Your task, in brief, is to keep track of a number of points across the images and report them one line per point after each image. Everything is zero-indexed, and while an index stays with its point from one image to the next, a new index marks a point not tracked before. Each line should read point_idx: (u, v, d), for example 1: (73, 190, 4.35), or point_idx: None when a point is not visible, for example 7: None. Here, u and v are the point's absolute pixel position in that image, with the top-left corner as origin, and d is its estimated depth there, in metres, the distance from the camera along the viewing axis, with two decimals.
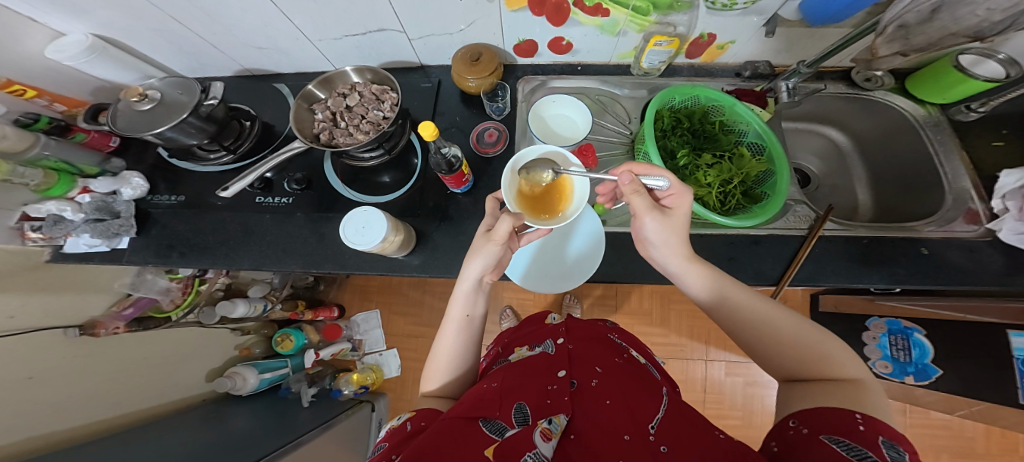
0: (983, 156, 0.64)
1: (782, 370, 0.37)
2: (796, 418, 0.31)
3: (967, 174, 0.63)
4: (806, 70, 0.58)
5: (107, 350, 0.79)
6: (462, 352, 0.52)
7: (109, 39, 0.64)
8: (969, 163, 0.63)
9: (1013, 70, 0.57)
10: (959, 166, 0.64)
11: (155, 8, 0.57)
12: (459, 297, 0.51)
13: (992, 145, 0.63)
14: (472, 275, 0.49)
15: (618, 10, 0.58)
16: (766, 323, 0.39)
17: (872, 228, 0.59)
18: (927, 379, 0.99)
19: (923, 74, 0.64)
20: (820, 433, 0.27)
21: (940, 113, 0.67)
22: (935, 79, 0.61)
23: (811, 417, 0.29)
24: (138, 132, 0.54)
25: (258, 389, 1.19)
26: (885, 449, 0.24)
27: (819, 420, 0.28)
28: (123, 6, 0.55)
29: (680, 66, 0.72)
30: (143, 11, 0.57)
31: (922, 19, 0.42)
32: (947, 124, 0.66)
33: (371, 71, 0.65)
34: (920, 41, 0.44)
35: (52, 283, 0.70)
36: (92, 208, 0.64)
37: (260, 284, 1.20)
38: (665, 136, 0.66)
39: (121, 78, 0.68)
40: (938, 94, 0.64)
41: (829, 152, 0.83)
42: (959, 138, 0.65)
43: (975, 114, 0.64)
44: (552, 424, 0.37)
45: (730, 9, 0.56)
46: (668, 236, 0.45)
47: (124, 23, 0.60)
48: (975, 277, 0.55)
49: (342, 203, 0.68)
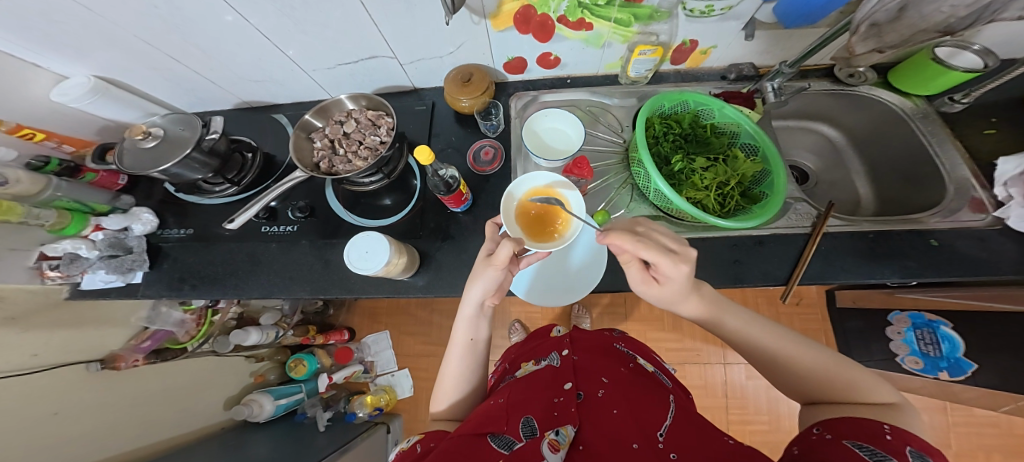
0: (976, 143, 0.63)
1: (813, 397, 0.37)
2: (819, 425, 0.30)
3: (964, 163, 0.61)
4: (788, 70, 0.59)
5: (126, 383, 0.81)
6: (467, 369, 0.52)
7: (111, 79, 0.68)
8: (963, 150, 0.62)
9: (989, 60, 0.57)
10: (955, 156, 0.62)
11: (153, 48, 0.61)
12: (462, 322, 0.51)
13: (982, 134, 0.63)
14: (473, 300, 0.50)
15: (601, 23, 0.59)
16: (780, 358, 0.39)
17: (876, 222, 0.58)
18: (964, 374, 0.92)
19: (905, 67, 0.63)
20: (843, 437, 0.27)
21: (926, 104, 0.66)
22: (916, 71, 0.61)
23: (836, 425, 0.29)
24: (145, 170, 0.57)
25: (274, 415, 1.20)
26: (913, 459, 0.23)
27: (845, 427, 0.28)
28: (124, 47, 0.59)
29: (667, 72, 0.73)
30: (142, 52, 0.61)
31: (890, 17, 0.42)
32: (935, 116, 0.66)
33: (366, 98, 0.68)
34: (893, 37, 0.44)
35: (73, 318, 0.73)
36: (106, 244, 0.67)
37: (271, 311, 1.23)
38: (656, 143, 0.65)
39: (125, 117, 0.71)
40: (921, 85, 0.63)
41: (824, 149, 0.81)
42: (950, 128, 0.64)
43: (960, 105, 0.64)
44: (559, 435, 0.37)
45: (708, 15, 0.57)
46: (676, 299, 0.41)
47: (126, 64, 0.64)
48: (989, 267, 0.52)
49: (346, 228, 0.70)
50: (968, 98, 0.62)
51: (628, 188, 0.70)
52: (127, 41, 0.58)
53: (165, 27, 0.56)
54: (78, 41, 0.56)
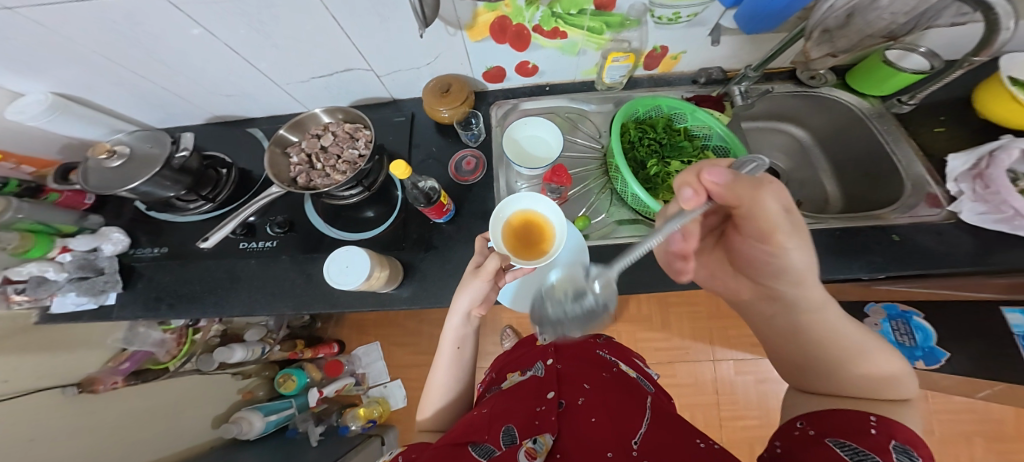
0: (929, 142, 0.65)
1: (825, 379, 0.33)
2: (804, 419, 0.31)
3: (919, 159, 0.64)
4: (753, 74, 0.61)
5: (110, 404, 0.80)
6: (449, 380, 0.52)
7: (71, 95, 0.67)
8: (918, 148, 0.65)
9: (935, 61, 0.59)
10: (910, 153, 0.65)
11: (113, 64, 0.60)
12: (450, 334, 0.52)
13: (933, 132, 0.66)
14: (461, 310, 0.50)
15: (575, 32, 0.60)
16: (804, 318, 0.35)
17: (843, 219, 0.60)
18: (938, 362, 0.96)
19: (862, 67, 0.65)
20: (825, 435, 0.28)
21: (879, 105, 0.69)
22: (870, 73, 0.63)
23: (820, 418, 0.30)
24: (111, 190, 0.56)
25: (265, 431, 1.18)
26: (895, 454, 0.24)
27: (830, 420, 0.29)
28: (83, 62, 0.58)
29: (640, 78, 0.75)
30: (103, 67, 0.61)
31: (840, 23, 0.45)
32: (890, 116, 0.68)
33: (342, 111, 0.68)
34: (843, 43, 0.48)
35: (43, 342, 0.70)
36: (74, 266, 0.66)
37: (256, 327, 1.21)
38: (632, 148, 0.67)
39: (90, 134, 0.71)
40: (875, 86, 0.65)
41: (792, 149, 0.83)
42: (904, 128, 0.67)
43: (908, 107, 0.66)
44: (536, 443, 0.38)
45: (674, 22, 0.58)
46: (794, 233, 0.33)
47: (85, 78, 0.63)
48: (948, 260, 0.55)
49: (327, 242, 0.69)
50: (913, 99, 0.64)
51: (607, 193, 0.72)
52: (86, 57, 0.57)
53: (126, 42, 0.55)
54: (33, 58, 0.55)
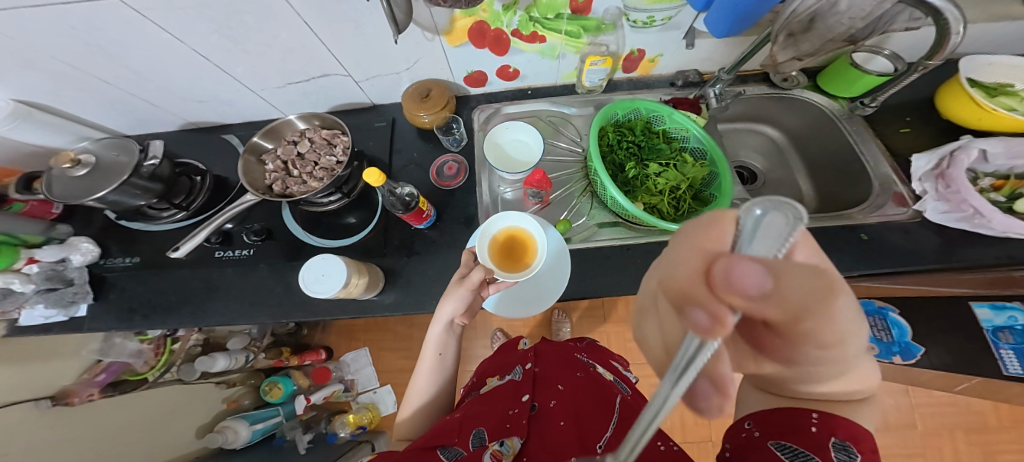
0: (893, 142, 0.67)
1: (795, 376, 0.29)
2: (751, 419, 0.31)
3: (886, 159, 0.65)
4: (727, 77, 0.62)
5: (82, 418, 0.77)
6: (429, 386, 0.52)
7: (35, 103, 0.64)
8: (885, 148, 0.66)
9: (898, 63, 0.63)
10: (877, 153, 0.66)
11: (72, 69, 0.58)
12: (432, 340, 0.51)
13: (899, 132, 0.67)
14: (444, 318, 0.50)
15: (553, 36, 0.61)
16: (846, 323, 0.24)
17: (815, 218, 0.61)
18: (915, 357, 0.96)
19: (831, 69, 0.68)
20: (769, 437, 0.28)
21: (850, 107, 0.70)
22: (839, 75, 0.66)
23: (769, 421, 0.29)
24: (78, 199, 0.55)
25: (250, 441, 1.16)
26: (834, 453, 0.25)
27: (776, 422, 0.28)
28: (40, 69, 0.57)
29: (620, 80, 0.75)
30: (65, 74, 0.59)
31: (803, 27, 0.46)
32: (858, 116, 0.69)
33: (319, 117, 0.68)
34: (807, 47, 0.48)
35: (12, 355, 0.68)
36: (43, 277, 0.63)
37: (239, 336, 1.18)
38: (611, 151, 0.67)
39: (53, 143, 0.68)
40: (844, 88, 0.68)
41: (768, 149, 0.84)
42: (872, 128, 0.68)
43: (870, 109, 0.67)
44: (503, 446, 0.38)
45: (650, 25, 0.59)
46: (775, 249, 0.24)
47: (49, 85, 0.61)
48: (916, 258, 0.56)
49: (308, 250, 0.69)
50: (875, 102, 0.65)
51: (588, 195, 0.72)
52: (42, 63, 0.55)
53: (89, 48, 0.54)
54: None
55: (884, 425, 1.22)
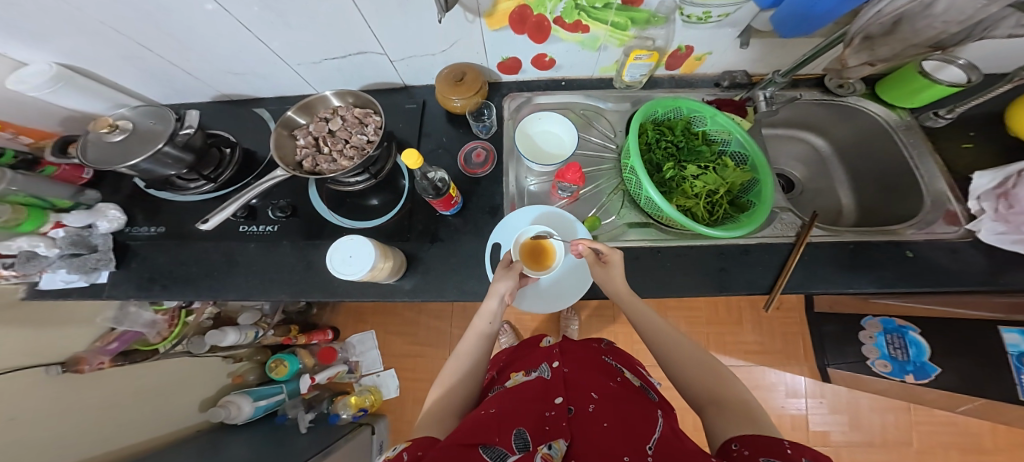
0: (955, 157, 0.65)
1: (697, 396, 0.44)
2: (738, 442, 0.33)
3: (943, 175, 0.64)
4: (781, 80, 0.60)
5: (93, 386, 0.77)
6: (467, 365, 0.52)
7: (75, 67, 0.63)
8: (942, 163, 0.65)
9: (974, 75, 0.59)
10: (934, 169, 0.64)
11: (124, 37, 0.57)
12: (484, 310, 0.54)
13: (961, 147, 0.66)
14: (499, 293, 0.53)
15: (597, 26, 0.58)
16: (675, 340, 0.50)
17: (858, 233, 0.60)
18: (927, 377, 0.97)
19: (892, 79, 0.65)
20: (757, 454, 0.30)
21: (910, 117, 0.68)
22: (902, 84, 0.63)
23: (752, 441, 0.32)
24: (111, 165, 0.54)
25: (253, 416, 1.16)
26: None
27: (759, 444, 0.31)
28: (89, 33, 0.55)
29: (661, 77, 0.74)
30: (110, 39, 0.57)
31: (885, 30, 0.43)
32: (919, 129, 0.68)
33: (352, 95, 0.65)
34: (884, 52, 0.45)
35: (30, 318, 0.68)
36: (67, 242, 0.62)
37: (250, 311, 1.18)
38: (649, 149, 0.66)
39: (91, 108, 0.67)
40: (906, 97, 0.65)
41: (811, 158, 0.84)
42: (931, 141, 0.67)
43: (944, 120, 0.66)
44: (552, 448, 0.37)
45: (704, 22, 0.57)
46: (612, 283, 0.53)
47: (92, 52, 0.60)
48: (959, 278, 0.55)
49: (330, 229, 0.67)
50: (951, 114, 0.64)
51: (619, 194, 0.70)
52: (94, 28, 0.54)
53: (138, 17, 0.52)
54: (39, 28, 0.52)
55: (879, 439, 1.24)
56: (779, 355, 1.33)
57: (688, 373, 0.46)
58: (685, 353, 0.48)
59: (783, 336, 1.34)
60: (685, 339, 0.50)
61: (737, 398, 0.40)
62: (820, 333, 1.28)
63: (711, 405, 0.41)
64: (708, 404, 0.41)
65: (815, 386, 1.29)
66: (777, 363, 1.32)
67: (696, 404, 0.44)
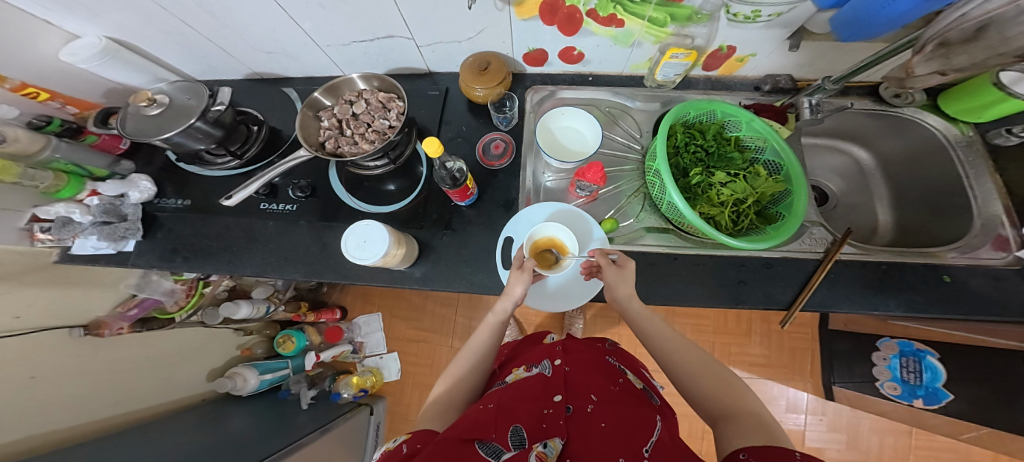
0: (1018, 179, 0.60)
1: (711, 409, 0.42)
2: (744, 451, 0.32)
3: (999, 198, 0.60)
4: (831, 87, 0.55)
5: (110, 350, 0.80)
6: (480, 351, 0.53)
7: (122, 41, 0.64)
8: (1002, 185, 0.61)
9: None
10: (990, 190, 0.61)
11: (167, 13, 0.57)
12: (497, 309, 0.53)
13: None
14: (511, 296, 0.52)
15: (634, 21, 0.56)
16: (683, 352, 0.48)
17: (893, 253, 0.58)
18: (938, 403, 0.94)
19: (959, 90, 0.61)
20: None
21: (974, 133, 0.64)
22: (972, 95, 0.58)
23: (758, 450, 0.30)
24: (146, 137, 0.55)
25: (259, 389, 1.19)
26: None
27: (765, 452, 0.30)
28: (134, 8, 0.55)
29: (696, 78, 0.71)
30: (155, 15, 0.58)
31: (965, 37, 0.40)
32: (981, 146, 0.63)
33: (378, 79, 0.64)
34: (961, 61, 0.42)
35: (59, 280, 0.70)
36: (101, 210, 0.64)
37: (264, 286, 1.21)
38: (677, 153, 0.64)
39: (133, 80, 0.68)
40: (974, 111, 0.60)
41: (850, 171, 0.81)
42: (993, 160, 0.62)
43: (1015, 139, 0.60)
44: (547, 447, 0.37)
45: (752, 21, 0.54)
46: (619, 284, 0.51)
47: (137, 28, 0.61)
48: (998, 307, 0.53)
49: (346, 212, 0.67)
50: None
51: (640, 197, 0.68)
52: (141, 4, 0.54)
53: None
54: (91, 1, 0.53)
55: None
56: (784, 369, 1.30)
57: (700, 383, 0.44)
58: (695, 364, 0.47)
59: (791, 350, 1.31)
60: (694, 351, 0.49)
61: (749, 410, 0.39)
62: (831, 351, 1.25)
63: (720, 416, 0.40)
64: (720, 415, 0.40)
65: (816, 403, 1.26)
66: (781, 377, 1.29)
67: (710, 416, 0.42)
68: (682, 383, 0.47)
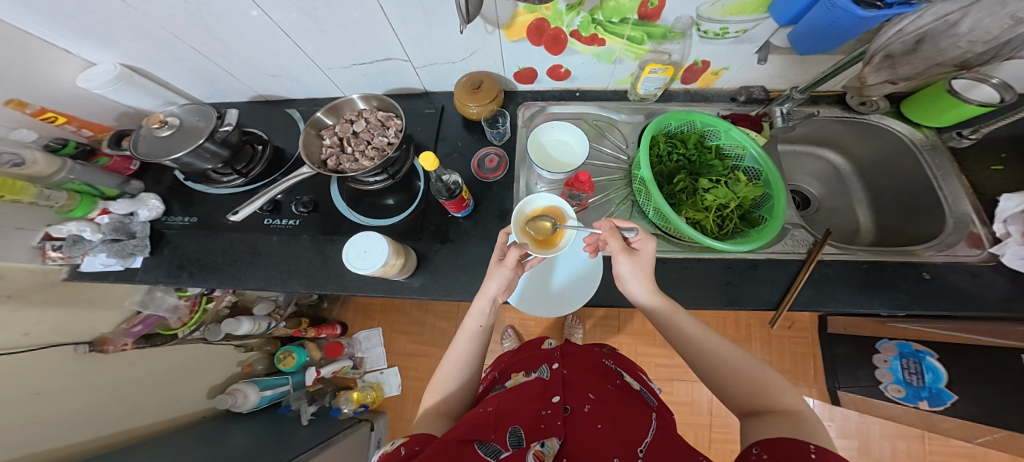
0: (982, 180, 0.64)
1: (740, 404, 0.42)
2: (759, 446, 0.33)
3: (967, 196, 0.63)
4: (799, 95, 0.61)
5: (112, 367, 0.81)
6: (464, 353, 0.54)
7: (135, 67, 0.69)
8: (968, 185, 0.64)
9: (1007, 94, 0.58)
10: (958, 190, 0.64)
11: (178, 40, 0.62)
12: (475, 311, 0.53)
13: (989, 170, 0.64)
14: (489, 294, 0.53)
15: (614, 40, 0.60)
16: (715, 350, 0.47)
17: (873, 253, 0.60)
18: (942, 405, 0.94)
19: (918, 97, 0.65)
20: (777, 457, 0.30)
21: (935, 136, 0.68)
22: (930, 103, 0.63)
23: (772, 445, 0.32)
24: (157, 157, 0.59)
25: (258, 406, 1.19)
26: None
27: (778, 447, 0.31)
28: (148, 36, 0.60)
29: (676, 91, 0.75)
30: (168, 43, 0.62)
31: (906, 49, 0.46)
32: (943, 150, 0.67)
33: (377, 99, 0.69)
34: (906, 70, 0.49)
35: (68, 298, 0.72)
36: (109, 228, 0.68)
37: (265, 302, 1.23)
38: (660, 162, 0.67)
39: (145, 104, 0.72)
40: (932, 115, 0.65)
41: (828, 176, 0.84)
42: (957, 163, 0.66)
43: (967, 141, 0.66)
44: (544, 446, 0.38)
45: (721, 37, 0.58)
46: (636, 273, 0.51)
47: (151, 55, 0.65)
48: (979, 302, 0.54)
49: (347, 225, 0.70)
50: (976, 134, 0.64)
51: (627, 205, 0.71)
52: (153, 32, 0.59)
53: (193, 22, 0.57)
54: (111, 31, 0.57)
55: None
56: (787, 375, 1.29)
57: (729, 382, 0.44)
58: (723, 358, 0.46)
59: (792, 356, 1.31)
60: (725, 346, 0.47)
61: (788, 407, 0.38)
62: (832, 355, 1.25)
63: (754, 414, 0.40)
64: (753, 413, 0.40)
65: (823, 409, 1.25)
66: None
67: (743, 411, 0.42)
68: (715, 383, 0.47)
